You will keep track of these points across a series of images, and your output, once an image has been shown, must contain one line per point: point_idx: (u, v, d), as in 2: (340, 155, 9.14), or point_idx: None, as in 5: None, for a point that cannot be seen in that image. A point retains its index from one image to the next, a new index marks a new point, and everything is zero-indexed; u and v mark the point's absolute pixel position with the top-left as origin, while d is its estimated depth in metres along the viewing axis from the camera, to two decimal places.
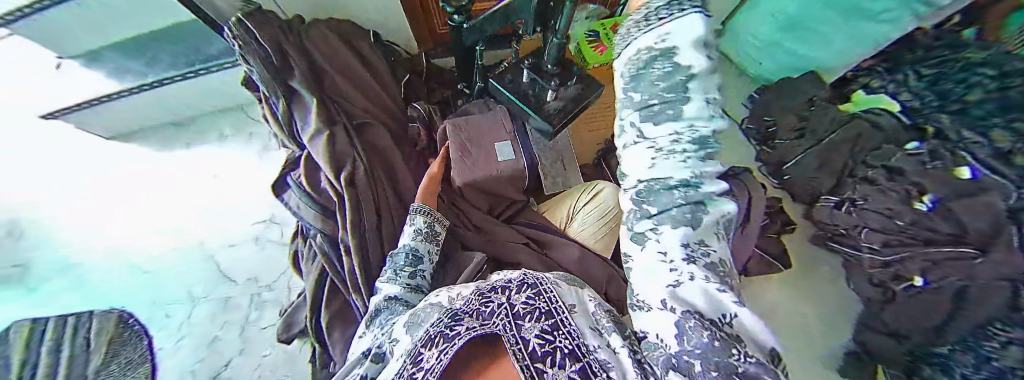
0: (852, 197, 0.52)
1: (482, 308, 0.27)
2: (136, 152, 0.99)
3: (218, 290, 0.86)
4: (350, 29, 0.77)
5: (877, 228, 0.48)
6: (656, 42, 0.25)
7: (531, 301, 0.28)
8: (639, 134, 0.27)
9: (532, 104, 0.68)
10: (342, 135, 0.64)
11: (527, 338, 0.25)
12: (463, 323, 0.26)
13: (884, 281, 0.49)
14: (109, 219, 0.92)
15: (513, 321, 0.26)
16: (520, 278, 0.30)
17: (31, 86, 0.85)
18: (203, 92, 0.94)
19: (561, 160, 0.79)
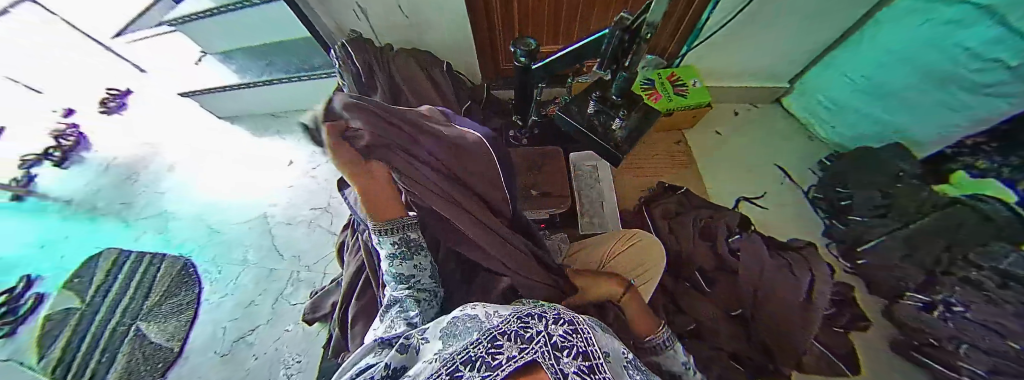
0: (947, 304, 0.75)
1: (519, 331, 0.23)
2: (230, 131, 1.14)
3: (267, 261, 0.94)
4: (428, 58, 0.85)
5: (985, 347, 0.68)
6: (668, 360, 0.38)
7: (568, 336, 0.23)
8: None
9: (599, 133, 0.61)
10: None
11: (566, 370, 0.19)
12: (500, 343, 0.22)
13: None
14: (199, 181, 1.06)
15: (552, 350, 0.21)
16: (557, 311, 0.27)
17: (193, 74, 1.10)
18: (293, 97, 1.07)
19: (603, 201, 0.78)
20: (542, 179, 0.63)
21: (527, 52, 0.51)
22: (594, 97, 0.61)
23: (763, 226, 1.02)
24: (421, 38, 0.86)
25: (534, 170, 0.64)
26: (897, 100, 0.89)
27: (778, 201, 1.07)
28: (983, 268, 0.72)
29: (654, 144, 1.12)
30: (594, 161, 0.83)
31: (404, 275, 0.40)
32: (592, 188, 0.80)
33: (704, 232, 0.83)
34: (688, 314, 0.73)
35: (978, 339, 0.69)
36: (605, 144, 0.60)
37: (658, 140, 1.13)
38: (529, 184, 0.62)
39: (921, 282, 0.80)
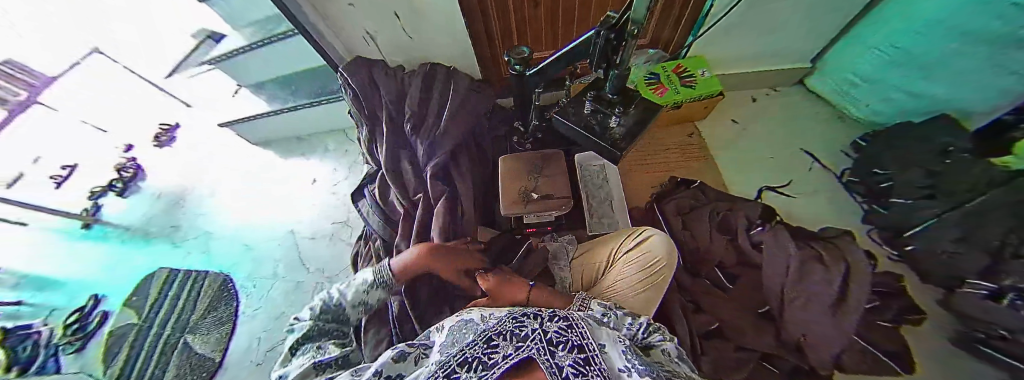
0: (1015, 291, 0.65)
1: (516, 330, 0.26)
2: (264, 156, 1.23)
3: (296, 275, 1.00)
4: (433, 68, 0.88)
5: None
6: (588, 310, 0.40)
7: (562, 331, 0.27)
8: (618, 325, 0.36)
9: (595, 131, 0.61)
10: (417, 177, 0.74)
11: (562, 366, 0.22)
12: (496, 344, 0.25)
13: None
14: (233, 204, 1.14)
15: (548, 346, 0.24)
16: (551, 311, 0.30)
17: (225, 105, 1.20)
18: (318, 119, 1.16)
19: (611, 201, 0.78)
20: (544, 183, 0.63)
21: (520, 61, 0.51)
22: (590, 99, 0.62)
23: (790, 216, 0.95)
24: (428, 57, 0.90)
25: (536, 174, 0.64)
26: (934, 68, 0.81)
27: (806, 189, 1.00)
28: None
29: (665, 139, 1.09)
30: (600, 162, 0.82)
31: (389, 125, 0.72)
32: (600, 189, 0.79)
33: (723, 226, 0.80)
34: (709, 313, 0.71)
35: None
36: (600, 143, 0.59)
37: (669, 134, 1.10)
38: (530, 187, 0.62)
39: (982, 267, 0.70)
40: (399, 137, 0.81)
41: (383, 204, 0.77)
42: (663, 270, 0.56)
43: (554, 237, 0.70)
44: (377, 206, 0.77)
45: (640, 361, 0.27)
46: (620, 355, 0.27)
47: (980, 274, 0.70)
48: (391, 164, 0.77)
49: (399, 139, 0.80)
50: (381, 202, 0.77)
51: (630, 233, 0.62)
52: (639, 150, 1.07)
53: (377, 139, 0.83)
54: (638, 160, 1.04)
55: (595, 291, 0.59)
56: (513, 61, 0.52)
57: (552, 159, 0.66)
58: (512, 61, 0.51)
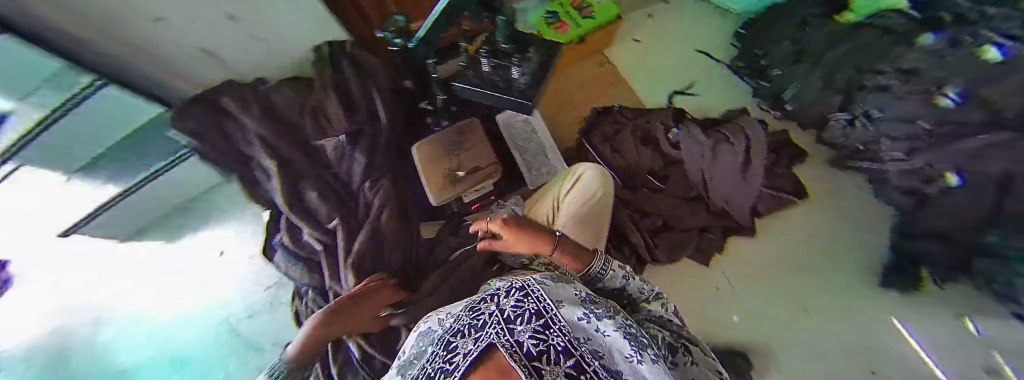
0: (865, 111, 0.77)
1: (476, 322, 0.31)
2: (110, 253, 0.80)
3: (248, 366, 0.77)
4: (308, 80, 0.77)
5: (898, 136, 0.71)
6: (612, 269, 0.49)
7: (519, 304, 0.32)
8: (633, 285, 0.48)
9: (501, 86, 0.62)
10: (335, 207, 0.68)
11: (521, 339, 0.27)
12: (457, 345, 0.28)
13: (914, 188, 0.70)
14: (97, 332, 0.73)
15: (506, 326, 0.29)
16: (507, 287, 0.36)
17: None
18: (171, 184, 0.76)
19: (544, 151, 0.86)
20: (467, 156, 0.75)
21: (394, 34, 0.53)
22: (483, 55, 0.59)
23: (697, 112, 1.08)
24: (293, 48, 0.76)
25: (456, 152, 0.74)
26: None
27: (704, 85, 1.12)
28: (887, 72, 0.73)
29: (578, 76, 1.13)
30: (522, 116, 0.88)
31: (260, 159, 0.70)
32: (530, 141, 0.87)
33: (644, 138, 0.88)
34: (652, 215, 0.82)
35: (894, 129, 0.72)
36: (507, 95, 0.61)
37: (581, 69, 1.14)
38: (454, 166, 0.74)
39: (838, 104, 0.83)
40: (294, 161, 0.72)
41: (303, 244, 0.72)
42: (600, 197, 0.62)
43: (498, 204, 0.79)
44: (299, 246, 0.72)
45: (593, 306, 0.35)
46: (575, 304, 0.34)
47: (839, 108, 0.83)
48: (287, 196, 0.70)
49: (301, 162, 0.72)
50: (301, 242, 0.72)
51: (559, 175, 0.68)
52: (555, 93, 1.11)
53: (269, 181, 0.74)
54: (555, 104, 1.10)
55: None
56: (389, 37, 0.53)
57: (467, 132, 0.77)
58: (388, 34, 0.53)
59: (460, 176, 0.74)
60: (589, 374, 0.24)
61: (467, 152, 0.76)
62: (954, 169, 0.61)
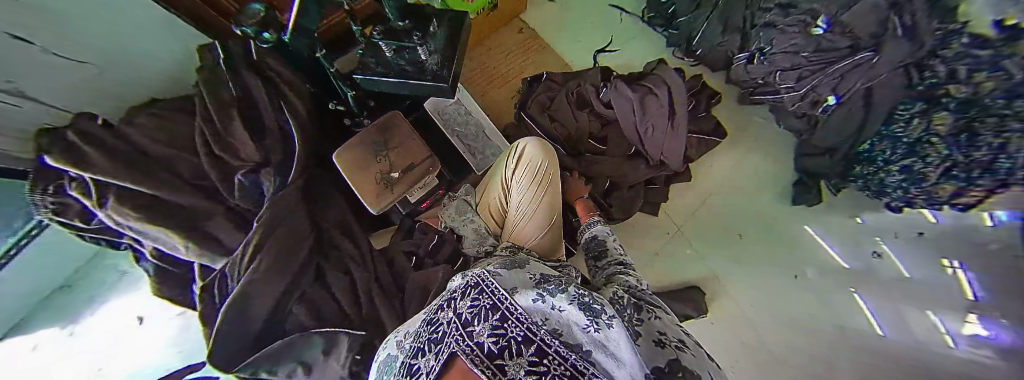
0: (761, 46, 0.81)
1: (435, 335, 0.28)
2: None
3: None
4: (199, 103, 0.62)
5: (788, 67, 0.78)
6: (591, 225, 0.65)
7: (476, 302, 0.29)
8: (601, 238, 0.61)
9: (410, 71, 0.52)
10: (271, 245, 0.54)
11: (481, 340, 0.25)
12: (420, 367, 0.26)
13: (807, 111, 0.82)
14: None
15: (465, 331, 0.27)
16: (463, 285, 0.32)
17: None
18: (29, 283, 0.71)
19: (484, 132, 0.81)
20: (397, 154, 0.67)
21: (259, 26, 0.42)
22: (381, 38, 0.49)
23: (622, 69, 1.08)
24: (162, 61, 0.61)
25: (384, 151, 0.66)
26: None
27: (625, 38, 1.10)
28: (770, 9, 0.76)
29: (499, 46, 1.08)
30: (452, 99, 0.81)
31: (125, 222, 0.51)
32: (468, 125, 0.81)
33: (579, 102, 0.90)
34: (600, 177, 0.86)
35: (783, 62, 0.78)
36: (423, 81, 0.52)
37: (502, 38, 1.08)
38: (386, 168, 0.66)
39: (738, 43, 0.88)
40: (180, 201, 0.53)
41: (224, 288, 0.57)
42: (547, 171, 0.60)
43: (449, 197, 0.71)
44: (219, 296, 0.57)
45: (548, 284, 0.33)
46: (529, 287, 0.32)
47: (739, 49, 0.89)
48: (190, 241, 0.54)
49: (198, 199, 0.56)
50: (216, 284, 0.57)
51: (502, 156, 0.65)
52: (479, 70, 1.05)
53: (166, 240, 0.54)
54: (481, 81, 1.04)
55: (508, 224, 0.60)
56: (252, 29, 0.42)
57: (391, 127, 0.68)
58: (250, 29, 0.42)
59: (395, 177, 0.66)
60: (552, 357, 0.24)
61: (396, 150, 0.67)
62: (831, 91, 0.73)
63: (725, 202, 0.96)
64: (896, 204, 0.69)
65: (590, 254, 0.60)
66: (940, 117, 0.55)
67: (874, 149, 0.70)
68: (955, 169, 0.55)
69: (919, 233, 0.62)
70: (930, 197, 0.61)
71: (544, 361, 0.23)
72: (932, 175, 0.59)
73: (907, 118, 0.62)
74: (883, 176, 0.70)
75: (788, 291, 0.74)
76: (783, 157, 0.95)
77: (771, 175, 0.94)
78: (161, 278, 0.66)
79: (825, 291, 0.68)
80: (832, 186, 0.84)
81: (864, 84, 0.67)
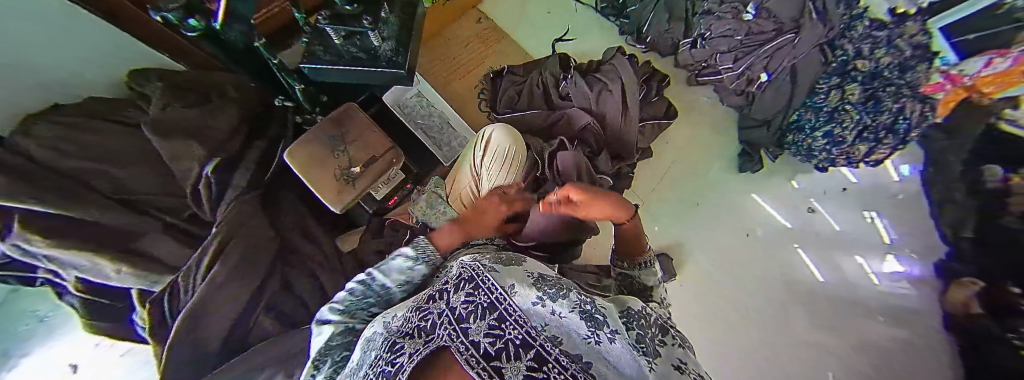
0: (704, 32, 0.85)
1: (425, 326, 0.26)
2: None
3: None
4: (122, 111, 0.55)
5: (726, 49, 0.83)
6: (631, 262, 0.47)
7: (471, 299, 0.28)
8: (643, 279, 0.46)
9: (364, 59, 0.50)
10: (234, 246, 0.53)
11: (477, 339, 0.23)
12: (402, 346, 0.23)
13: (744, 90, 0.87)
14: None
15: (459, 328, 0.24)
16: (457, 278, 0.31)
17: None
18: None
19: (449, 122, 0.80)
20: (356, 149, 0.64)
21: (183, 11, 0.39)
22: (326, 23, 0.46)
23: (580, 57, 1.09)
24: (69, 67, 0.53)
25: (341, 146, 0.63)
26: None
27: (581, 28, 1.12)
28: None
29: (456, 40, 1.06)
30: (411, 91, 0.80)
31: (34, 250, 0.43)
32: (431, 117, 0.80)
33: (540, 89, 0.92)
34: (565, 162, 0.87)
35: (721, 44, 0.83)
36: (377, 67, 0.50)
37: (458, 32, 1.07)
38: (346, 164, 0.62)
39: (681, 30, 0.94)
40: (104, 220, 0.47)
41: (178, 302, 0.52)
42: (517, 152, 0.61)
43: (418, 191, 0.69)
44: (168, 313, 0.52)
45: (547, 285, 0.31)
46: (529, 285, 0.30)
47: (685, 35, 0.94)
48: (126, 262, 0.48)
49: (127, 217, 0.49)
50: (166, 297, 0.51)
51: (468, 144, 0.64)
52: (438, 63, 1.03)
53: (91, 268, 0.46)
54: (440, 76, 1.02)
55: None
56: (174, 15, 0.38)
57: (346, 120, 0.65)
58: (172, 14, 0.38)
59: (356, 172, 0.63)
60: (552, 365, 0.20)
61: (356, 145, 0.64)
62: (762, 71, 0.81)
63: (683, 175, 0.99)
64: (823, 164, 0.81)
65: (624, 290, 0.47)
66: (851, 89, 0.70)
67: (802, 118, 0.79)
68: (866, 133, 0.69)
69: (843, 189, 0.80)
70: (849, 158, 0.75)
71: (543, 367, 0.20)
72: (848, 137, 0.72)
73: (827, 91, 0.73)
74: (810, 143, 0.79)
75: (743, 249, 0.85)
76: (729, 128, 1.02)
77: (721, 146, 1.00)
78: (92, 313, 0.58)
79: (776, 249, 0.82)
80: (771, 154, 0.90)
81: (789, 63, 0.76)
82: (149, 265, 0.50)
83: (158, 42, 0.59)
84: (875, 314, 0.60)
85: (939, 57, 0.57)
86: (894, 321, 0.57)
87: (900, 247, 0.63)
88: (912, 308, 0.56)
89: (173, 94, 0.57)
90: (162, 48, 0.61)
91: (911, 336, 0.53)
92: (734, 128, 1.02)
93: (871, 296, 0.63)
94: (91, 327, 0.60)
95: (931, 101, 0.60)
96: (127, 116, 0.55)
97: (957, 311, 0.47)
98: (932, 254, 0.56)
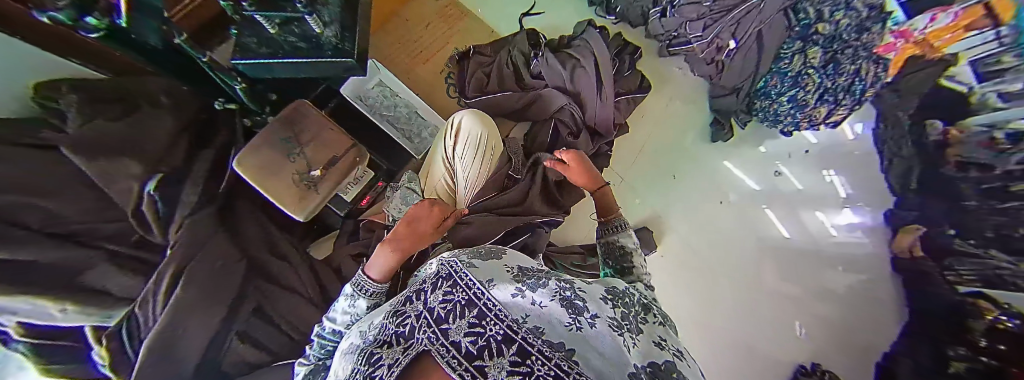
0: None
1: (404, 331, 0.25)
2: None
3: None
4: (34, 133, 0.43)
5: (694, 18, 0.84)
6: (612, 230, 0.50)
7: (449, 297, 0.27)
8: (626, 245, 0.48)
9: (308, 49, 0.46)
10: (198, 272, 0.52)
11: (457, 339, 0.22)
12: (381, 356, 0.22)
13: (713, 59, 0.88)
14: None
15: (439, 329, 0.23)
16: (435, 278, 0.30)
17: None
18: None
19: (416, 111, 0.76)
20: (313, 150, 0.60)
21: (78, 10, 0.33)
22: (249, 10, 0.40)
23: (549, 32, 1.05)
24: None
25: (296, 149, 0.58)
26: None
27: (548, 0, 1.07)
28: None
29: (416, 19, 0.99)
30: (372, 81, 0.74)
31: None
32: (397, 107, 0.76)
33: (510, 71, 0.89)
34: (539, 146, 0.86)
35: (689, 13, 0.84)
36: (322, 57, 0.46)
37: (417, 11, 0.99)
38: (303, 168, 0.58)
39: None
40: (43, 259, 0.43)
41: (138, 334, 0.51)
42: (488, 140, 0.60)
43: (391, 188, 0.67)
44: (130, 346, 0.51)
45: (528, 277, 0.31)
46: (509, 280, 0.30)
47: (653, 4, 0.92)
48: (70, 300, 0.46)
49: (64, 251, 0.44)
50: (125, 331, 0.51)
51: (437, 134, 0.62)
52: (397, 46, 0.97)
53: (35, 310, 0.44)
54: (402, 62, 0.96)
55: (460, 200, 0.62)
56: (68, 15, 0.33)
57: (299, 119, 0.60)
58: (64, 11, 0.32)
59: (317, 176, 0.59)
60: (536, 357, 0.20)
61: (313, 145, 0.60)
62: (730, 36, 0.80)
63: (658, 147, 1.01)
64: (788, 129, 0.82)
65: (610, 264, 0.47)
66: (813, 52, 0.72)
67: (768, 85, 0.81)
68: (827, 94, 0.71)
69: (805, 151, 0.81)
70: (812, 119, 0.75)
71: (527, 360, 0.19)
72: (810, 101, 0.74)
73: (790, 56, 0.76)
74: (776, 107, 0.81)
75: (717, 216, 0.87)
76: (699, 99, 1.03)
77: (692, 118, 1.02)
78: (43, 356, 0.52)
79: (747, 212, 0.83)
80: (740, 122, 0.91)
81: (756, 29, 0.78)
82: (98, 301, 0.49)
83: (68, 48, 0.47)
84: (834, 264, 0.65)
85: (890, 17, 0.60)
86: (851, 267, 0.62)
87: (855, 200, 0.66)
88: (865, 256, 0.61)
89: (93, 104, 0.48)
90: (77, 56, 0.49)
91: (873, 277, 0.59)
92: (705, 99, 1.03)
93: (829, 246, 0.67)
94: (47, 371, 0.54)
95: (883, 61, 0.63)
96: (41, 138, 0.43)
97: (903, 256, 0.54)
98: (885, 203, 0.60)
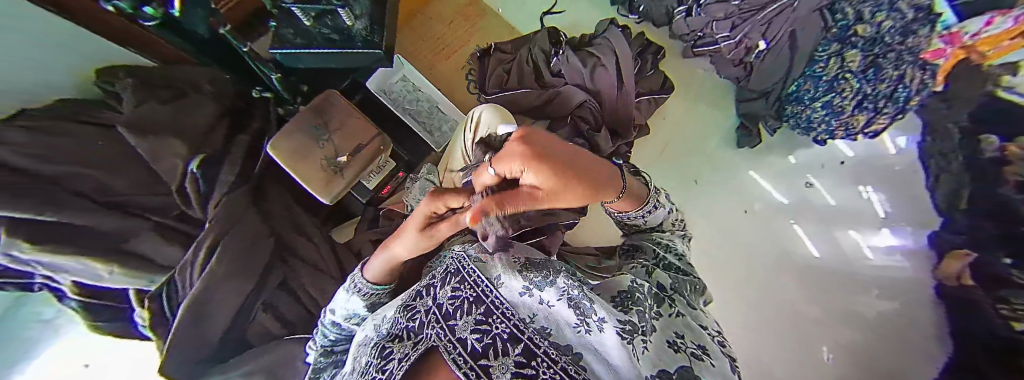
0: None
1: (414, 326, 0.26)
2: None
3: None
4: (96, 113, 0.48)
5: (721, 16, 0.84)
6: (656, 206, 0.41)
7: (457, 293, 0.28)
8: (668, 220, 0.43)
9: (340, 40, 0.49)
10: (227, 253, 0.55)
11: (463, 336, 0.22)
12: (391, 351, 0.23)
13: (741, 59, 0.88)
14: None
15: (447, 325, 0.24)
16: (443, 273, 0.31)
17: None
18: None
19: (437, 106, 0.78)
20: (340, 138, 0.62)
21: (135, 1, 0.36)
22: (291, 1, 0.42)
23: (570, 30, 1.05)
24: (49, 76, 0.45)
25: (324, 136, 0.61)
26: None
27: None
28: None
29: (440, 18, 1.01)
30: (397, 75, 0.77)
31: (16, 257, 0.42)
32: (419, 102, 0.78)
33: (528, 68, 0.90)
34: None
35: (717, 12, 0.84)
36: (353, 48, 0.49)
37: (442, 9, 1.02)
38: (331, 153, 0.61)
39: None
40: (97, 225, 0.46)
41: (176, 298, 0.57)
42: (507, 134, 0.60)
43: (411, 179, 0.69)
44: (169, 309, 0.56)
45: (535, 271, 0.30)
46: (515, 272, 0.29)
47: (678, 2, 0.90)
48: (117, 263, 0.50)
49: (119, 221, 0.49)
50: (165, 294, 0.56)
51: (455, 128, 0.63)
52: (420, 44, 1.00)
53: (86, 271, 0.48)
54: (425, 59, 0.99)
55: None
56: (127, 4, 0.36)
57: (328, 108, 0.63)
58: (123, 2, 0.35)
59: (343, 162, 0.62)
60: (541, 359, 0.20)
61: (340, 132, 0.62)
62: (761, 37, 0.81)
63: (680, 149, 1.00)
64: (822, 137, 0.78)
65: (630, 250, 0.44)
66: (851, 55, 0.68)
67: (801, 89, 0.79)
68: (866, 101, 0.66)
69: (840, 162, 0.73)
70: (848, 128, 0.71)
71: (531, 362, 0.20)
72: (848, 107, 0.70)
73: (825, 59, 0.73)
74: (809, 113, 0.78)
75: (742, 226, 0.84)
76: (725, 104, 1.00)
77: (716, 121, 1.00)
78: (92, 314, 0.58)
79: (772, 223, 0.79)
80: (770, 128, 0.90)
81: (787, 30, 0.77)
82: (140, 265, 0.53)
83: (127, 38, 0.52)
84: (869, 288, 0.51)
85: (940, 19, 0.54)
86: (888, 292, 0.48)
87: (896, 220, 0.53)
88: (905, 280, 0.46)
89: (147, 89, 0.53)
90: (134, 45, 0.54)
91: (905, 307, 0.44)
92: (732, 105, 0.99)
93: (868, 270, 0.53)
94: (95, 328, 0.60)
95: (930, 67, 0.56)
96: (99, 117, 0.47)
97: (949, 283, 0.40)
98: (926, 223, 0.47)
